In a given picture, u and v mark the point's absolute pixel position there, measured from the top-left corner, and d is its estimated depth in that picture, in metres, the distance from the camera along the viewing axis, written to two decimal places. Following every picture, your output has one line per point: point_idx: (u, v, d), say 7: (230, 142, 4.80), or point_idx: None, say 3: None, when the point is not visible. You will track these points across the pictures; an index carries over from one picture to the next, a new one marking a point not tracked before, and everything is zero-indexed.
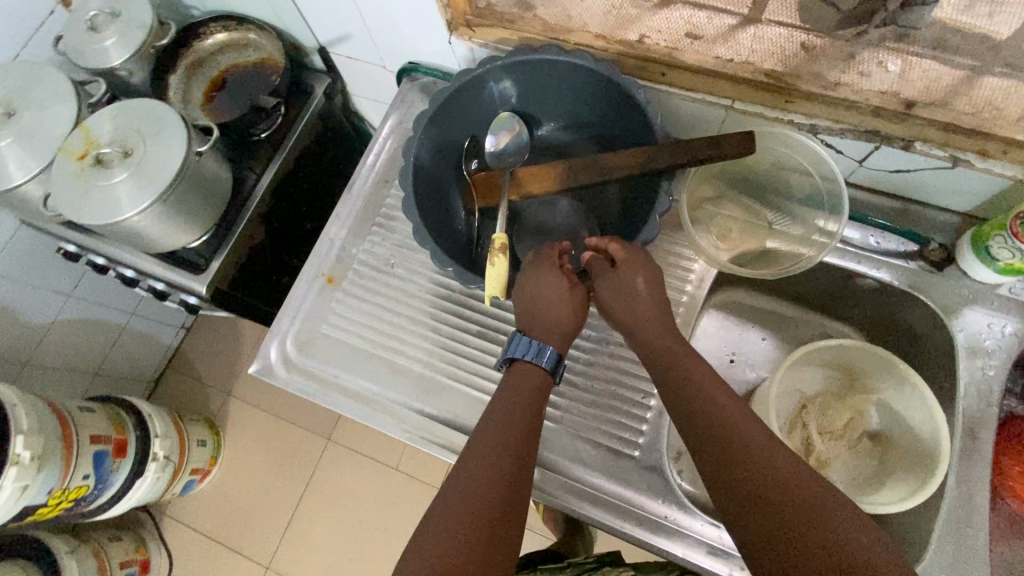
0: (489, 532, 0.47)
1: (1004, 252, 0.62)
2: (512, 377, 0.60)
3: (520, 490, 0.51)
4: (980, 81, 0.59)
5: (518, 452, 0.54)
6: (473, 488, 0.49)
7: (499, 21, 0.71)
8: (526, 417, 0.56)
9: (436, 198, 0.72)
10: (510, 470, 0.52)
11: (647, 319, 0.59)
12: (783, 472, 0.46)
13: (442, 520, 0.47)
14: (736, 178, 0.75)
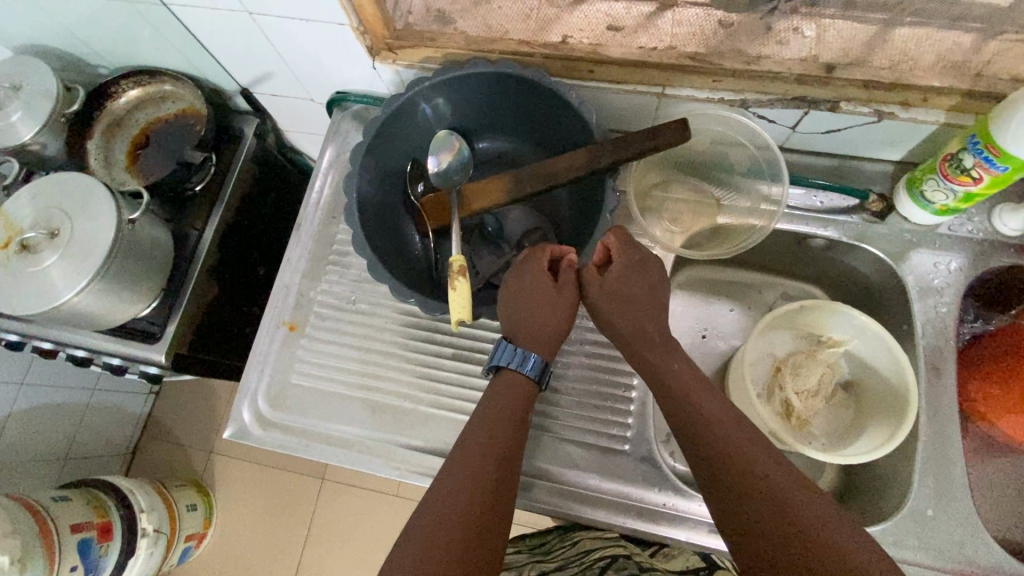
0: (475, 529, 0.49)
1: (938, 194, 0.65)
2: (496, 383, 0.61)
3: (506, 490, 0.54)
4: (894, 32, 0.64)
5: (501, 458, 0.56)
6: (454, 497, 0.51)
7: (420, 40, 0.70)
8: (509, 423, 0.58)
9: (386, 230, 0.70)
10: (494, 470, 0.54)
11: (641, 328, 0.61)
12: (774, 478, 0.48)
13: (423, 517, 0.50)
14: (678, 162, 0.76)
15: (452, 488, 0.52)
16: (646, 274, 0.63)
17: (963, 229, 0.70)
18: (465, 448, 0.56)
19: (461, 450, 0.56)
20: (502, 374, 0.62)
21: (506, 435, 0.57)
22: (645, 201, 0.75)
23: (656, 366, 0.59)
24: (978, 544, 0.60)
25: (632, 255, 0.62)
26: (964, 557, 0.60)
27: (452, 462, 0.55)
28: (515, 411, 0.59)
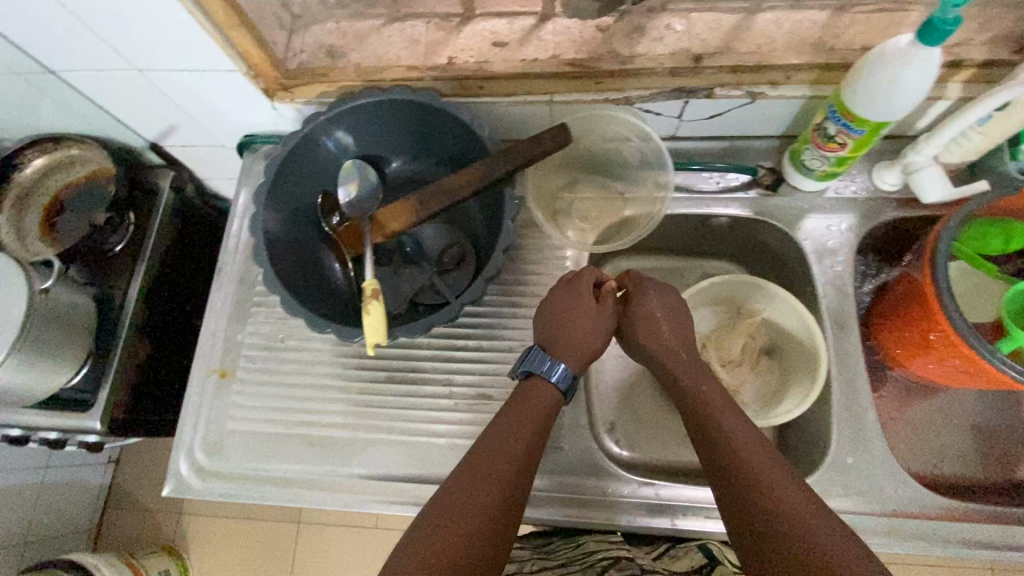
0: (489, 521, 0.53)
1: (816, 162, 0.68)
2: (528, 387, 0.64)
3: (522, 487, 0.57)
4: (755, 18, 0.70)
5: (523, 459, 0.58)
6: (476, 494, 0.55)
7: (314, 77, 0.72)
8: (530, 425, 0.60)
9: (303, 264, 0.72)
10: (515, 468, 0.57)
11: (670, 345, 0.65)
12: (777, 479, 0.52)
13: (441, 508, 0.54)
14: (582, 164, 0.79)
15: (472, 484, 0.55)
16: (673, 298, 0.67)
17: (848, 191, 0.74)
18: (487, 445, 0.59)
19: (482, 447, 0.59)
20: (530, 382, 0.64)
21: (528, 435, 0.60)
22: (552, 204, 0.78)
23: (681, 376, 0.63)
24: (898, 483, 0.64)
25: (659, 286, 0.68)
26: (886, 496, 0.64)
27: (473, 456, 0.58)
28: (539, 414, 0.61)
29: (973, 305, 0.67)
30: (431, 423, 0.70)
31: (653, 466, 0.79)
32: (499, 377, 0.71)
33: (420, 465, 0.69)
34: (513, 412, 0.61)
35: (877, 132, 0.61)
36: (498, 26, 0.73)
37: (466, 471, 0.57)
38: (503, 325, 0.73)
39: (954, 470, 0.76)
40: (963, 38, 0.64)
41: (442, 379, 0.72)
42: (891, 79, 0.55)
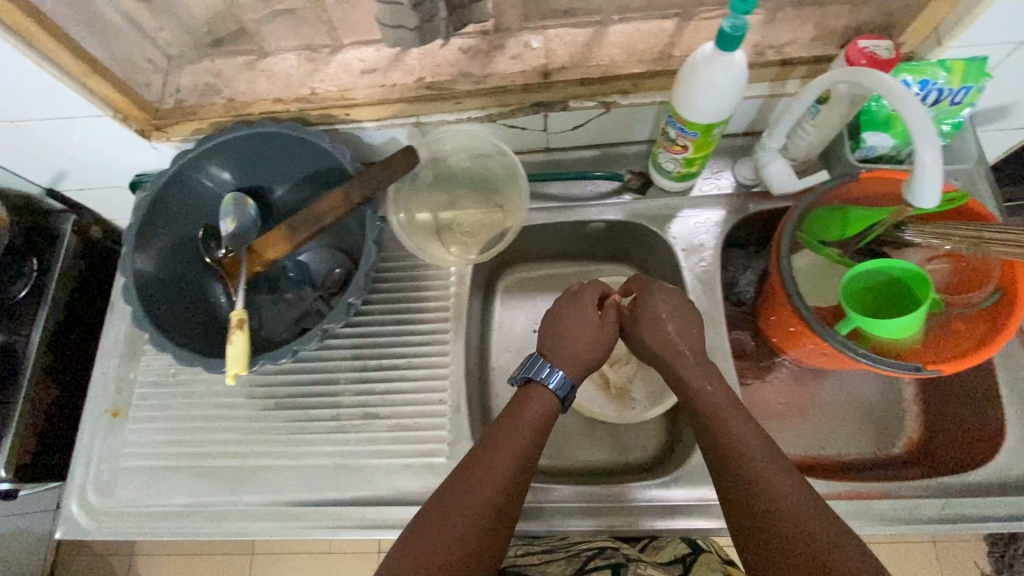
0: (482, 525, 0.55)
1: (670, 163, 0.72)
2: (526, 394, 0.66)
3: (516, 493, 0.59)
4: (608, 31, 0.72)
5: (522, 461, 0.60)
6: (472, 500, 0.56)
7: (185, 115, 0.74)
8: (528, 430, 0.62)
9: (185, 298, 0.73)
10: (509, 474, 0.59)
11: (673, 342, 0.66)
12: (771, 470, 0.54)
13: (440, 508, 0.56)
14: (461, 183, 0.80)
15: (470, 485, 0.57)
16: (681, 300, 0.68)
17: (713, 187, 0.77)
18: (489, 447, 0.61)
19: (483, 450, 0.61)
20: (533, 390, 0.66)
21: (526, 439, 0.61)
22: (424, 221, 0.79)
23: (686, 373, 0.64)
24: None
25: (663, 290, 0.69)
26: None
27: (473, 457, 0.60)
28: (537, 419, 0.63)
29: (822, 289, 0.70)
30: (319, 446, 0.72)
31: (549, 471, 0.79)
32: (384, 397, 0.73)
33: (308, 488, 0.70)
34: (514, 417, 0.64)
35: (709, 133, 0.63)
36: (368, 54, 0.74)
37: (465, 473, 0.59)
38: (388, 344, 0.75)
39: (841, 450, 0.75)
40: (789, 39, 0.67)
41: (330, 403, 0.73)
42: (699, 80, 0.57)
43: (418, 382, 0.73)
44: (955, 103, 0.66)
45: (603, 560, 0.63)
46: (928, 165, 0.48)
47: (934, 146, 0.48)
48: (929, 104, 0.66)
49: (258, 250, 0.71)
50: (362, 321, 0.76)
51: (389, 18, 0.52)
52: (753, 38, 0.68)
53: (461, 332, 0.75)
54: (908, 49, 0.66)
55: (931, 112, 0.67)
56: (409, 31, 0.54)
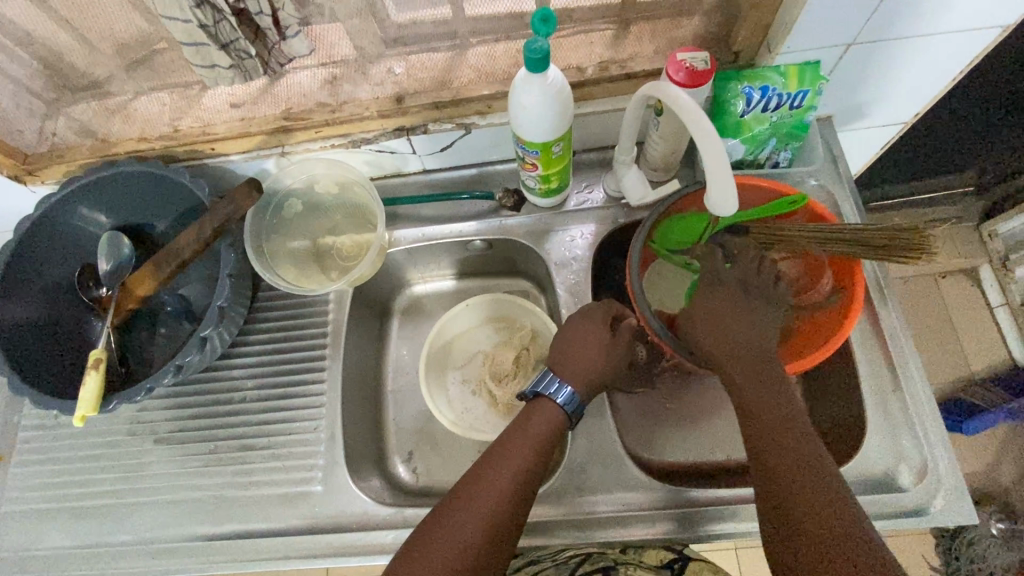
0: (485, 537, 0.53)
1: (529, 181, 0.73)
2: (532, 406, 0.63)
3: (521, 506, 0.56)
4: (466, 53, 0.71)
5: (529, 471, 0.58)
6: (478, 510, 0.54)
7: (53, 158, 0.75)
8: (534, 440, 0.60)
9: (59, 339, 0.73)
10: (517, 485, 0.56)
11: (732, 333, 0.57)
12: (799, 473, 0.51)
13: (444, 521, 0.53)
14: (332, 211, 0.81)
15: (475, 498, 0.55)
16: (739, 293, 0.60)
17: (585, 200, 0.79)
18: (494, 459, 0.58)
19: (491, 459, 0.58)
20: (540, 401, 0.63)
21: (531, 449, 0.59)
22: (290, 247, 0.79)
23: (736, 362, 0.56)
24: (629, 482, 0.70)
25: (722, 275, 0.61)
26: (618, 494, 0.69)
27: (481, 467, 0.58)
28: (548, 428, 0.61)
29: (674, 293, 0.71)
30: (198, 480, 0.72)
31: (442, 491, 0.78)
32: (262, 426, 0.73)
33: (186, 523, 0.70)
34: (525, 426, 0.61)
35: (549, 151, 0.65)
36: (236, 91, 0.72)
37: (469, 484, 0.56)
38: (264, 374, 0.76)
39: (728, 453, 0.78)
40: (633, 53, 0.69)
41: (208, 435, 0.73)
42: (520, 101, 0.58)
43: (296, 411, 0.73)
44: (796, 107, 0.67)
45: (592, 565, 0.67)
46: (716, 172, 0.49)
47: (721, 162, 0.49)
48: (771, 109, 0.68)
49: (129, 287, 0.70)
50: (240, 351, 0.77)
51: (198, 59, 0.54)
52: (598, 54, 0.69)
53: (340, 357, 0.76)
54: (746, 55, 0.68)
55: (775, 117, 0.69)
56: (225, 69, 0.55)
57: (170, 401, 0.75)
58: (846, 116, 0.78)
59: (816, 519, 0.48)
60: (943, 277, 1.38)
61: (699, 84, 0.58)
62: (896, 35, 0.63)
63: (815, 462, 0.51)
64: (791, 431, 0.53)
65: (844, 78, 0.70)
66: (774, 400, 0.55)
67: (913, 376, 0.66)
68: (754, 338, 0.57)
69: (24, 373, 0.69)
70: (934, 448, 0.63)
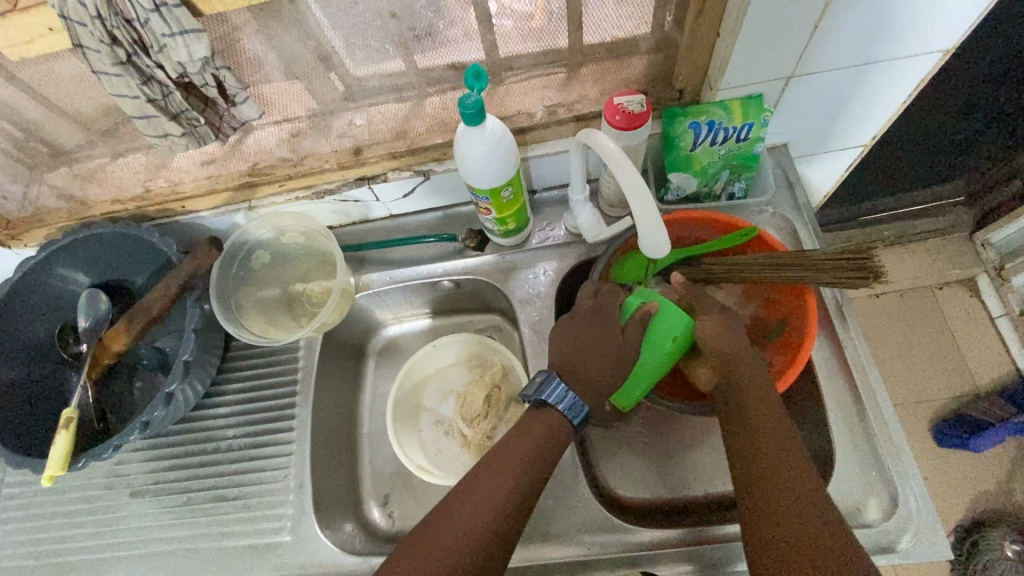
0: (472, 550, 0.51)
1: (489, 224, 0.74)
2: (538, 415, 0.60)
3: (514, 515, 0.54)
4: (425, 102, 0.73)
5: (516, 486, 0.55)
6: (467, 520, 0.52)
7: (36, 222, 0.79)
8: (526, 453, 0.57)
9: (37, 396, 0.75)
10: (508, 495, 0.54)
11: (737, 352, 0.59)
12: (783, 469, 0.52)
13: (436, 529, 0.52)
14: (300, 258, 0.82)
15: (459, 513, 0.53)
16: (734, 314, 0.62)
17: (547, 238, 0.80)
18: (480, 473, 0.56)
19: (481, 472, 0.56)
20: (544, 410, 0.61)
21: (520, 461, 0.56)
22: (258, 295, 0.81)
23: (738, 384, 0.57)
24: (597, 522, 0.68)
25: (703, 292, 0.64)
26: (584, 536, 0.68)
27: (467, 483, 0.56)
28: (545, 436, 0.58)
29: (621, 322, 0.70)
30: (171, 533, 0.72)
31: None
32: (232, 476, 0.74)
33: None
34: (516, 438, 0.59)
35: (498, 195, 0.66)
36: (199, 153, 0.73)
37: (454, 497, 0.55)
38: (236, 423, 0.77)
39: (705, 489, 0.73)
40: (579, 96, 0.71)
41: (182, 485, 0.74)
42: (461, 154, 0.60)
43: (268, 459, 0.74)
44: (744, 139, 0.68)
45: None
46: (644, 215, 0.54)
47: (651, 214, 0.54)
48: (719, 142, 0.69)
49: (104, 343, 0.71)
50: (214, 402, 0.79)
51: (152, 130, 0.57)
52: (547, 98, 0.72)
53: (310, 402, 0.77)
54: (690, 92, 0.70)
55: (724, 150, 0.70)
56: (178, 138, 0.59)
57: (145, 453, 0.77)
58: (803, 143, 0.78)
59: (799, 519, 0.48)
60: (941, 289, 1.34)
61: (637, 125, 0.60)
62: (833, 66, 0.63)
63: (806, 493, 0.50)
64: (791, 460, 0.52)
65: (792, 109, 0.71)
66: (776, 430, 0.54)
67: (880, 406, 0.65)
68: (755, 369, 0.58)
69: (1, 432, 0.71)
70: (899, 481, 0.62)
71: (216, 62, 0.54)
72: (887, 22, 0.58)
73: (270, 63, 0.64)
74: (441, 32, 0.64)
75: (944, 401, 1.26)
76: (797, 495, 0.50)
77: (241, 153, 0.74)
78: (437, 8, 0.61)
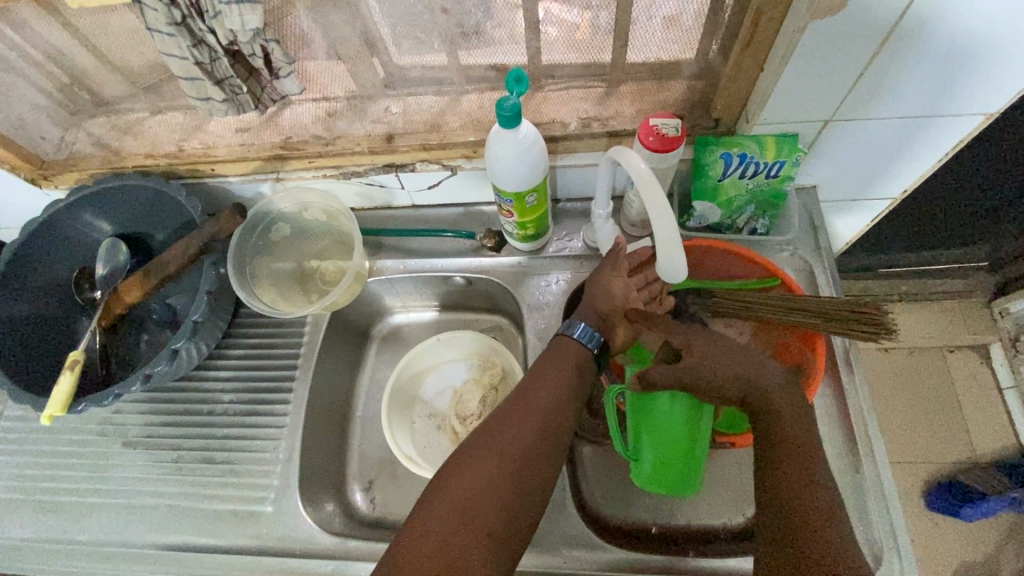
0: (501, 486, 0.52)
1: (509, 226, 0.74)
2: (561, 347, 0.63)
3: (540, 453, 0.55)
4: (461, 99, 0.74)
5: (553, 416, 0.57)
6: (492, 456, 0.53)
7: (67, 166, 0.80)
8: (556, 388, 0.59)
9: (47, 337, 0.77)
10: (535, 435, 0.55)
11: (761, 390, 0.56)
12: (797, 466, 0.53)
13: (462, 466, 0.53)
14: (318, 234, 0.84)
15: (488, 451, 0.54)
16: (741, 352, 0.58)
17: (564, 249, 0.80)
18: (510, 412, 0.57)
19: (505, 416, 0.57)
20: (574, 351, 0.62)
21: (543, 408, 0.57)
22: (273, 267, 0.82)
23: (763, 417, 0.56)
24: (575, 537, 0.68)
25: (718, 337, 0.59)
26: (559, 549, 0.68)
27: (493, 420, 0.57)
28: (571, 374, 0.60)
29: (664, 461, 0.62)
30: (158, 487, 0.73)
31: (396, 525, 0.77)
32: (222, 440, 0.75)
33: (139, 528, 0.72)
34: (533, 386, 0.59)
35: (522, 201, 0.67)
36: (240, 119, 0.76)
37: (476, 443, 0.55)
38: (234, 387, 0.78)
39: (689, 519, 0.72)
40: (615, 112, 0.71)
41: (173, 443, 0.75)
42: (492, 154, 0.61)
43: (261, 429, 0.75)
44: (774, 176, 0.68)
45: None
46: (666, 238, 0.53)
47: (673, 235, 0.53)
48: (748, 176, 0.69)
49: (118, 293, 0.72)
50: (215, 365, 0.79)
51: (195, 92, 0.58)
52: (583, 109, 0.72)
53: (309, 377, 0.77)
54: (726, 123, 0.69)
55: (753, 184, 0.70)
56: (218, 103, 0.60)
57: (144, 406, 0.78)
58: (831, 188, 0.77)
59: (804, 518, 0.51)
60: (951, 351, 1.31)
61: (669, 149, 0.60)
62: (874, 116, 0.63)
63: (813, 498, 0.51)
64: (814, 499, 0.51)
65: (827, 151, 0.70)
66: (800, 468, 0.53)
67: (875, 458, 0.65)
68: (782, 405, 0.56)
69: (10, 366, 0.73)
70: (887, 541, 0.62)
71: (267, 34, 0.55)
72: (938, 79, 0.57)
73: (318, 39, 0.65)
74: (489, 31, 0.64)
75: (941, 464, 1.23)
76: (801, 510, 0.51)
77: (276, 125, 0.76)
78: (487, 8, 0.62)
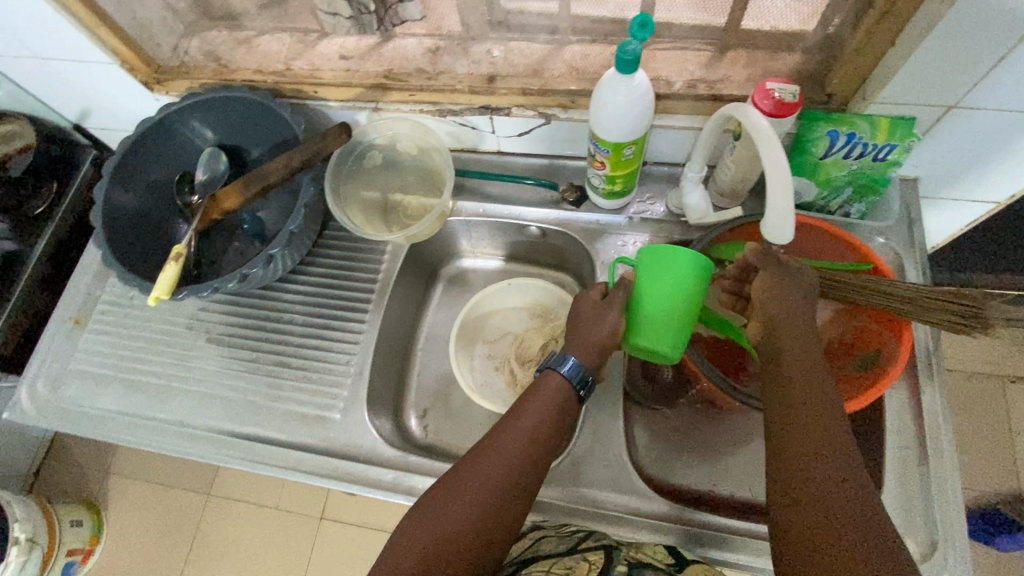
0: (474, 525, 0.51)
1: (596, 179, 0.75)
2: (546, 380, 0.61)
3: (515, 493, 0.54)
4: (563, 50, 0.74)
5: (530, 453, 0.56)
6: (466, 494, 0.53)
7: (178, 73, 0.82)
8: (536, 425, 0.58)
9: (148, 233, 0.82)
10: (511, 473, 0.55)
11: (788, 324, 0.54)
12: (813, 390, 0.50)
13: (435, 501, 0.53)
14: (405, 167, 0.86)
15: (464, 488, 0.53)
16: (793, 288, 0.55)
17: (644, 212, 0.80)
18: (489, 446, 0.56)
19: (482, 452, 0.56)
20: (557, 387, 0.60)
21: (521, 445, 0.56)
22: (361, 194, 0.85)
23: (782, 346, 0.53)
24: (624, 486, 0.70)
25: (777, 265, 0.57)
26: (606, 495, 0.70)
27: (472, 454, 0.56)
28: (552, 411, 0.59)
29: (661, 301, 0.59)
30: (236, 381, 0.78)
31: (448, 453, 0.80)
32: (298, 348, 0.79)
33: (216, 416, 0.77)
34: (512, 422, 0.58)
35: (619, 152, 0.67)
36: (348, 45, 0.79)
37: (453, 479, 0.54)
38: (313, 301, 0.82)
39: (733, 490, 0.73)
40: (723, 76, 0.70)
41: (253, 344, 0.80)
42: (601, 100, 0.61)
43: (335, 343, 0.79)
44: (880, 159, 0.67)
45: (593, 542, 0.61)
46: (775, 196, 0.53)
47: (784, 193, 0.53)
48: (853, 157, 0.67)
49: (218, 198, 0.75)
50: (297, 279, 0.84)
51: None
52: (689, 71, 0.71)
53: (382, 303, 0.81)
54: (839, 99, 0.67)
55: (856, 166, 0.68)
56: None
57: (229, 307, 0.83)
58: (933, 182, 0.75)
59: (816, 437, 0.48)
60: (1013, 380, 1.26)
61: (783, 115, 0.59)
62: (1004, 107, 0.60)
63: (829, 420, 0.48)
64: (822, 434, 0.48)
65: (941, 141, 0.67)
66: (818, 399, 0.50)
67: (940, 454, 0.64)
68: (804, 343, 0.53)
69: (117, 252, 0.78)
70: (944, 534, 0.62)
71: None
72: None
73: None
74: None
75: (987, 492, 1.20)
76: (810, 431, 0.48)
77: (381, 55, 0.78)
78: None
